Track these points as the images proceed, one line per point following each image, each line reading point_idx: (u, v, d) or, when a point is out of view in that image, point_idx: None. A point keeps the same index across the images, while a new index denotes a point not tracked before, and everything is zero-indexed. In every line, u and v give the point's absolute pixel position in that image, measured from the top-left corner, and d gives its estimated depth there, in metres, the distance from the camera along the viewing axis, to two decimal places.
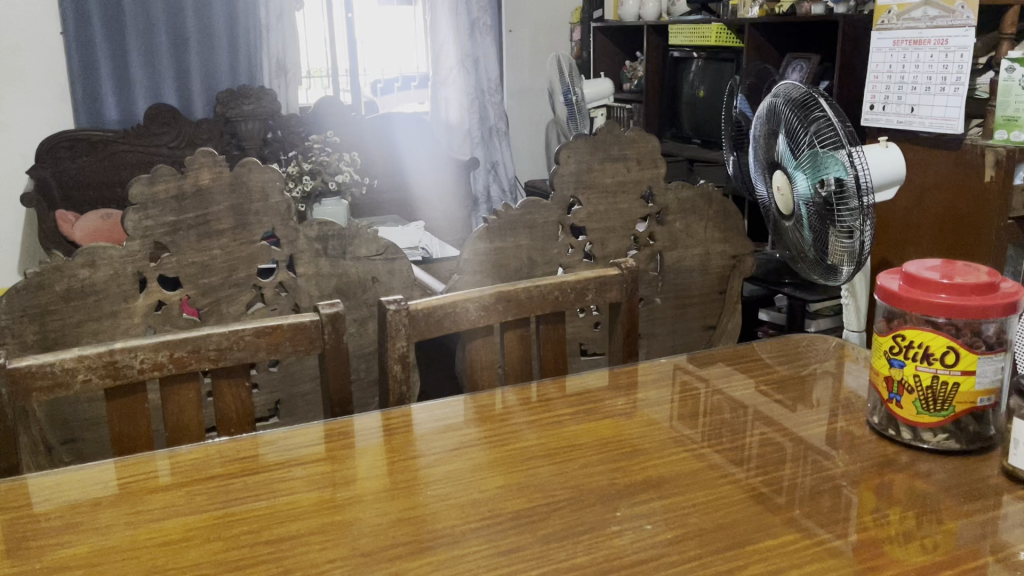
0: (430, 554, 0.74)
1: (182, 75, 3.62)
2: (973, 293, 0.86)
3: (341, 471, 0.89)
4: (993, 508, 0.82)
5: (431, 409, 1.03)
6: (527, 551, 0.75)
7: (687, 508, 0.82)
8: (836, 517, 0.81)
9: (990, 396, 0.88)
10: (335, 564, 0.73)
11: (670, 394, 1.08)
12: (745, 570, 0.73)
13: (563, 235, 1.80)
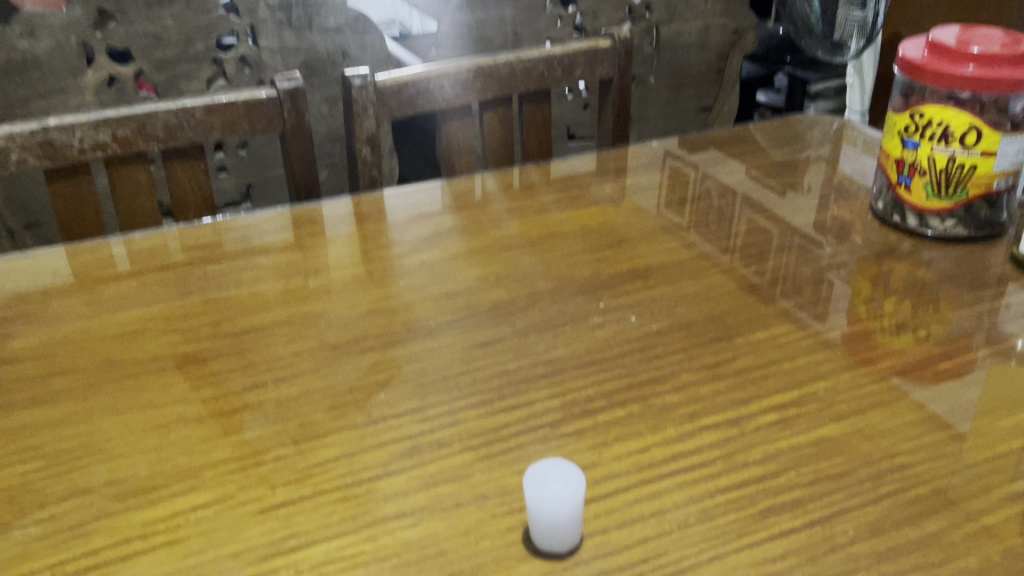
0: (402, 348, 0.70)
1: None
2: (1006, 65, 0.77)
3: (309, 261, 0.83)
4: (993, 298, 0.78)
5: (405, 195, 0.96)
6: (505, 344, 0.71)
7: (674, 299, 0.78)
8: (829, 308, 0.77)
9: (1007, 180, 0.81)
10: (300, 358, 0.69)
11: (662, 178, 1.01)
12: (733, 363, 0.69)
13: (551, 5, 1.65)
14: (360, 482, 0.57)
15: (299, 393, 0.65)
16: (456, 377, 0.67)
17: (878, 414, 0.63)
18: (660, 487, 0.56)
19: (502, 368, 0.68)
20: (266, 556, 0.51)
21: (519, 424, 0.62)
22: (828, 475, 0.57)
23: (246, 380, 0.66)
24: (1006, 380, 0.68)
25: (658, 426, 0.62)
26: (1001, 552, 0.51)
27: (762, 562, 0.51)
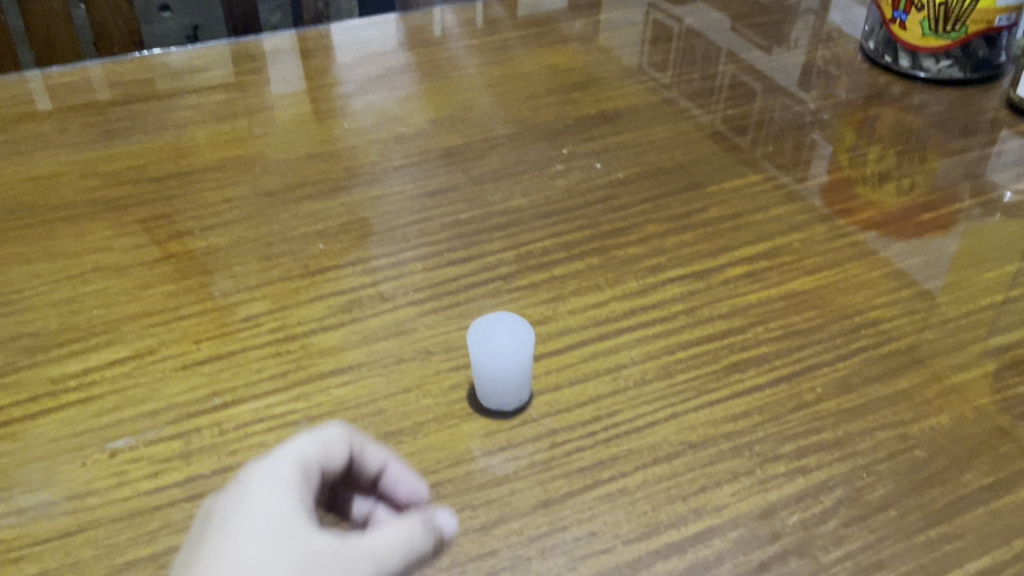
0: (345, 195, 0.64)
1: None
2: None
3: (247, 101, 0.76)
4: (984, 146, 0.73)
5: (355, 31, 0.87)
6: (458, 192, 0.65)
7: (644, 145, 0.72)
8: (808, 156, 0.71)
9: (1010, 16, 0.75)
10: (233, 206, 0.63)
11: (638, 17, 0.93)
12: (703, 214, 0.64)
13: None
14: (293, 337, 0.52)
15: (231, 243, 0.60)
16: (404, 227, 0.62)
17: (854, 267, 0.59)
18: (617, 344, 0.52)
19: (454, 218, 0.63)
20: (188, 415, 0.47)
21: (469, 277, 0.57)
22: (797, 330, 0.53)
23: (171, 229, 0.61)
24: (991, 232, 0.63)
25: (620, 280, 0.57)
26: (974, 410, 0.48)
27: (721, 420, 0.47)
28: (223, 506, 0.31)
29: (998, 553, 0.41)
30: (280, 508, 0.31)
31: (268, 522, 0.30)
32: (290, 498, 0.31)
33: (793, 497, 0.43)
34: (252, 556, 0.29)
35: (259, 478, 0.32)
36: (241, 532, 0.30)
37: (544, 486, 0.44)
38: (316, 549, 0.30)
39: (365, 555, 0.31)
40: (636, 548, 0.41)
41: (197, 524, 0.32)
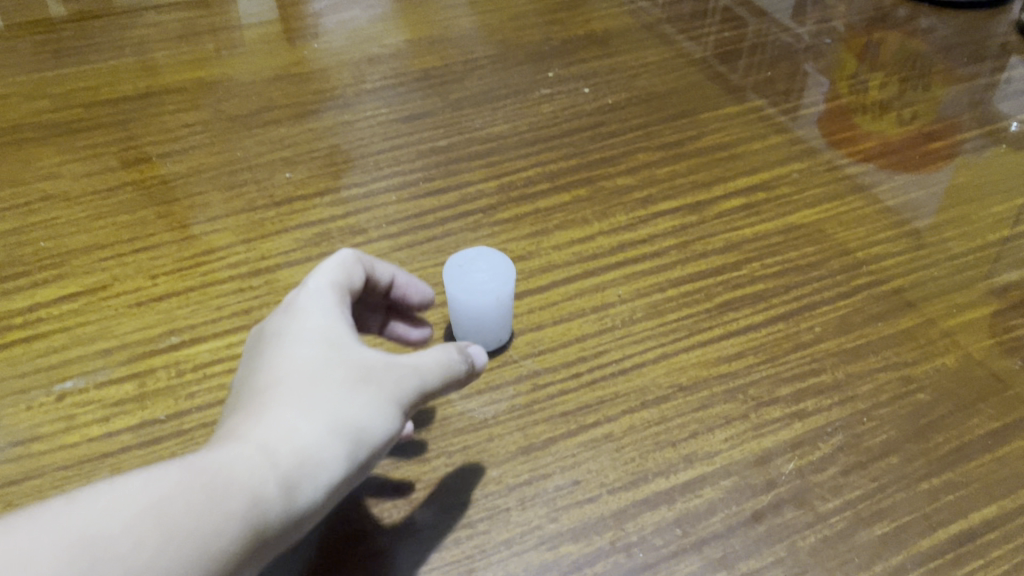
0: (315, 120, 0.60)
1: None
2: None
3: (210, 19, 0.71)
4: (991, 73, 0.69)
5: None
6: (436, 118, 0.61)
7: (634, 69, 0.68)
8: (806, 83, 0.67)
9: None
10: (194, 131, 0.59)
11: None
12: (696, 142, 0.60)
13: None
14: (257, 272, 0.49)
15: (191, 170, 0.56)
16: (377, 155, 0.58)
17: (856, 199, 0.56)
18: (604, 280, 0.49)
19: (431, 145, 0.59)
20: (143, 355, 0.44)
21: (447, 209, 0.54)
22: (795, 266, 0.50)
23: (127, 155, 0.57)
24: (998, 164, 0.60)
25: (608, 212, 0.54)
26: (981, 351, 0.45)
27: (713, 361, 0.44)
28: (272, 326, 0.32)
29: (1004, 503, 0.39)
30: (331, 326, 0.32)
31: (321, 335, 0.31)
32: (338, 317, 0.32)
33: (789, 444, 0.41)
34: (314, 363, 0.30)
35: (304, 298, 0.33)
36: (298, 343, 0.31)
37: (525, 432, 0.41)
38: (373, 360, 0.31)
39: (416, 368, 0.32)
40: (622, 497, 0.39)
41: (245, 351, 0.33)
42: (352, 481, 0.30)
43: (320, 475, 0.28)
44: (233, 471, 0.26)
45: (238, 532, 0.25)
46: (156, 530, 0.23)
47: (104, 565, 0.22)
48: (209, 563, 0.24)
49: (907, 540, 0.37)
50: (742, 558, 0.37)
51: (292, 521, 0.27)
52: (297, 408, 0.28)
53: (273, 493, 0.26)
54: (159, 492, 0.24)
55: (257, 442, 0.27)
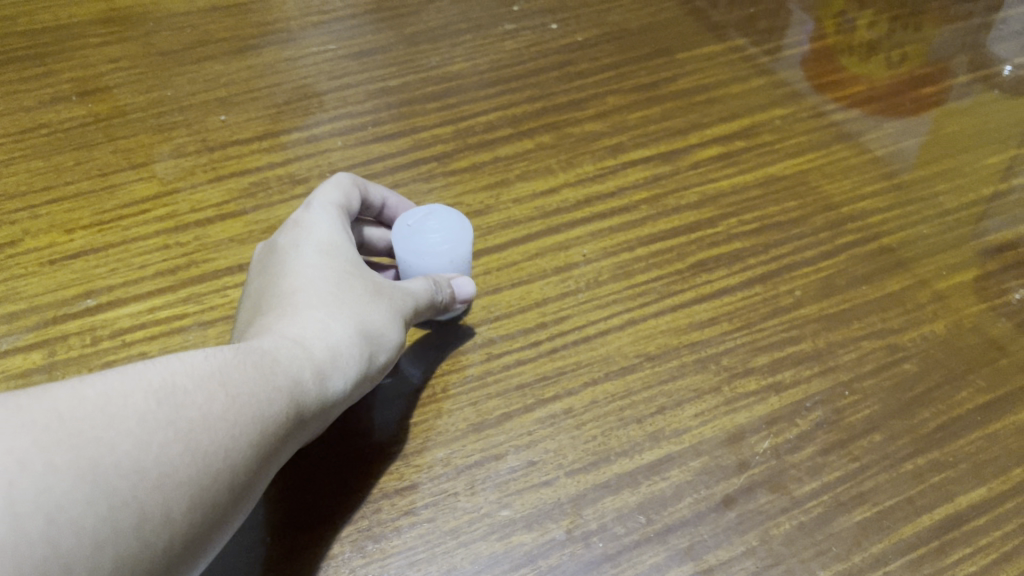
0: (257, 56, 0.55)
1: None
2: None
3: None
4: (987, 13, 0.64)
5: None
6: (388, 55, 0.56)
7: (606, 4, 0.62)
8: (790, 20, 0.63)
9: None
10: (118, 67, 0.53)
11: None
12: (672, 84, 0.56)
13: None
14: (186, 226, 0.44)
15: (115, 111, 0.50)
16: (323, 96, 0.53)
17: (842, 148, 0.52)
18: (568, 237, 0.45)
19: (383, 85, 0.54)
20: (54, 319, 0.40)
21: (398, 157, 0.49)
22: (775, 223, 0.46)
23: (43, 94, 0.51)
24: (992, 111, 0.56)
25: (575, 162, 0.50)
26: (972, 317, 0.42)
27: (684, 329, 0.41)
28: (286, 242, 0.36)
29: (994, 484, 0.36)
30: (341, 245, 0.36)
31: (334, 250, 0.35)
32: (346, 240, 0.36)
33: (765, 419, 0.37)
34: (332, 272, 0.34)
35: (313, 217, 0.37)
36: (311, 253, 0.35)
37: (476, 407, 0.38)
38: (379, 279, 0.35)
39: (415, 288, 0.36)
40: (582, 481, 0.35)
41: (255, 268, 0.36)
42: (364, 382, 0.33)
43: (344, 367, 0.31)
44: (278, 354, 0.29)
45: (284, 406, 0.28)
46: (221, 391, 0.26)
47: (181, 410, 0.25)
48: (264, 425, 0.27)
49: (890, 527, 0.34)
50: (711, 548, 0.33)
51: (321, 407, 0.30)
52: (323, 307, 0.32)
53: (312, 378, 0.30)
54: (220, 361, 0.27)
55: (291, 333, 0.31)
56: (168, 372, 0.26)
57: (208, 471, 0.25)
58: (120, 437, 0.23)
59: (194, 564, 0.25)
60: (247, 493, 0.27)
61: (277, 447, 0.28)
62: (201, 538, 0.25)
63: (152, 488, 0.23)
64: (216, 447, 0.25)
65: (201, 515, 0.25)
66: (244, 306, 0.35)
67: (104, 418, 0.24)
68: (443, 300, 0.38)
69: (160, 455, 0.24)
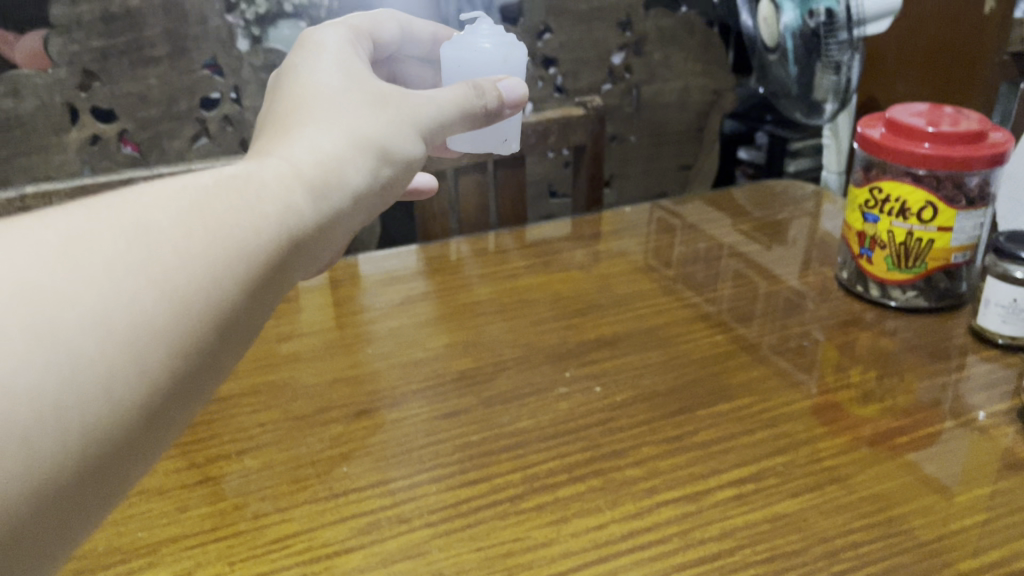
0: (371, 418, 0.71)
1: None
2: (959, 142, 0.79)
3: (280, 327, 0.85)
4: (955, 369, 0.79)
5: (377, 260, 0.99)
6: (470, 414, 0.72)
7: (639, 369, 0.79)
8: (791, 379, 0.78)
9: (965, 253, 0.83)
10: (265, 429, 0.70)
11: (636, 245, 1.04)
12: (696, 435, 0.70)
13: (534, 67, 1.66)
14: (318, 557, 0.57)
15: (262, 465, 0.66)
16: (420, 449, 0.68)
17: (836, 489, 0.64)
18: (616, 566, 0.57)
19: (466, 440, 0.69)
20: None
21: (481, 498, 0.63)
22: (783, 553, 0.58)
23: (209, 452, 0.67)
24: (965, 454, 0.68)
25: (619, 499, 0.63)
26: None
27: None
28: (304, 72, 0.53)
29: None
30: (349, 74, 0.53)
31: (341, 84, 0.52)
32: (348, 75, 0.53)
33: None
34: (334, 106, 0.50)
35: (327, 67, 0.53)
36: (323, 90, 0.51)
37: None
38: (394, 93, 0.54)
39: (428, 105, 0.55)
40: None
41: (277, 96, 0.52)
42: (371, 189, 0.50)
43: (341, 178, 0.47)
44: (264, 191, 0.43)
45: (272, 226, 0.42)
46: (192, 232, 0.38)
47: (153, 253, 0.36)
48: (237, 253, 0.39)
49: None
50: None
51: (319, 216, 0.45)
52: (332, 120, 0.49)
53: (304, 197, 0.44)
54: (189, 212, 0.39)
55: (290, 165, 0.45)
56: (140, 220, 0.37)
57: (178, 306, 0.36)
58: (90, 289, 0.34)
59: (202, 352, 0.38)
60: (235, 310, 0.39)
61: (261, 272, 0.41)
62: (196, 338, 0.37)
63: (116, 331, 0.34)
64: (187, 281, 0.37)
65: (179, 334, 0.36)
66: (262, 121, 0.52)
67: (75, 266, 0.34)
68: (479, 102, 0.58)
69: (134, 296, 0.35)
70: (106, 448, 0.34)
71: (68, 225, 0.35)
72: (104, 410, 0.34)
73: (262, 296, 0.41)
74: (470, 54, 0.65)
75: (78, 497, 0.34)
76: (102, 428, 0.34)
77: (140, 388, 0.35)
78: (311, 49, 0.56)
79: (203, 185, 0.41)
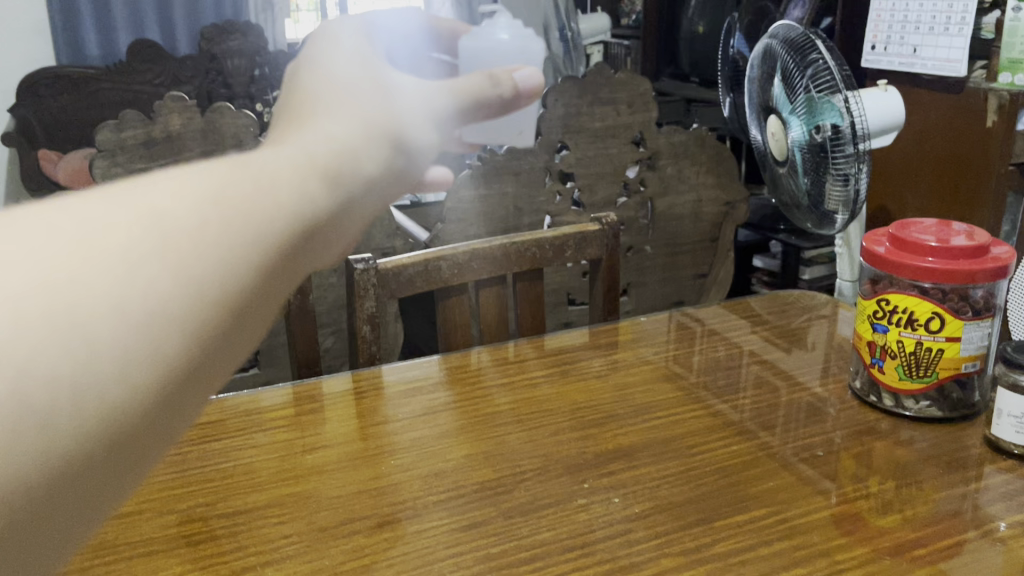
0: (392, 529, 0.72)
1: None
2: (961, 256, 0.83)
3: (305, 438, 0.87)
4: (974, 480, 0.79)
5: (399, 371, 1.02)
6: (490, 525, 0.73)
7: (657, 479, 0.80)
8: (809, 489, 0.78)
9: (975, 362, 0.85)
10: (290, 540, 0.71)
11: (654, 354, 1.06)
12: (714, 546, 0.70)
13: (550, 181, 1.73)
14: None
15: None
16: (440, 562, 0.69)
17: None
18: None
19: (486, 552, 0.70)
20: None
21: None
22: None
23: (230, 566, 0.68)
24: (986, 567, 0.68)
25: None
26: None
27: None
28: (320, 66, 0.52)
29: None
30: (366, 65, 0.52)
31: (355, 74, 0.51)
32: (366, 68, 0.51)
33: None
34: (347, 99, 0.48)
35: (341, 58, 0.53)
36: (336, 82, 0.50)
37: None
38: (406, 87, 0.51)
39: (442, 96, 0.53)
40: None
41: (292, 90, 0.51)
42: (388, 179, 0.48)
43: (356, 163, 0.45)
44: (282, 178, 0.40)
45: (290, 214, 0.39)
46: (211, 215, 0.36)
47: (170, 234, 0.34)
48: (256, 239, 0.37)
49: None
50: None
51: (339, 205, 0.43)
52: (345, 114, 0.47)
53: (322, 186, 0.42)
54: (205, 197, 0.36)
55: (305, 152, 0.42)
56: (156, 204, 0.34)
57: (196, 290, 0.34)
58: (106, 270, 0.31)
59: (224, 335, 0.35)
60: (252, 297, 0.37)
61: (279, 260, 0.38)
62: (217, 323, 0.35)
63: (132, 317, 0.31)
64: (206, 268, 0.34)
65: (200, 315, 0.34)
66: (278, 113, 0.50)
67: (93, 248, 0.32)
68: (493, 91, 0.55)
69: (152, 280, 0.32)
70: (122, 437, 0.32)
71: (83, 210, 0.33)
72: (120, 397, 0.31)
73: (281, 282, 0.39)
74: (487, 44, 0.62)
75: (94, 482, 0.32)
76: (112, 423, 0.31)
77: (159, 371, 0.32)
78: (328, 43, 0.54)
79: (221, 170, 0.38)
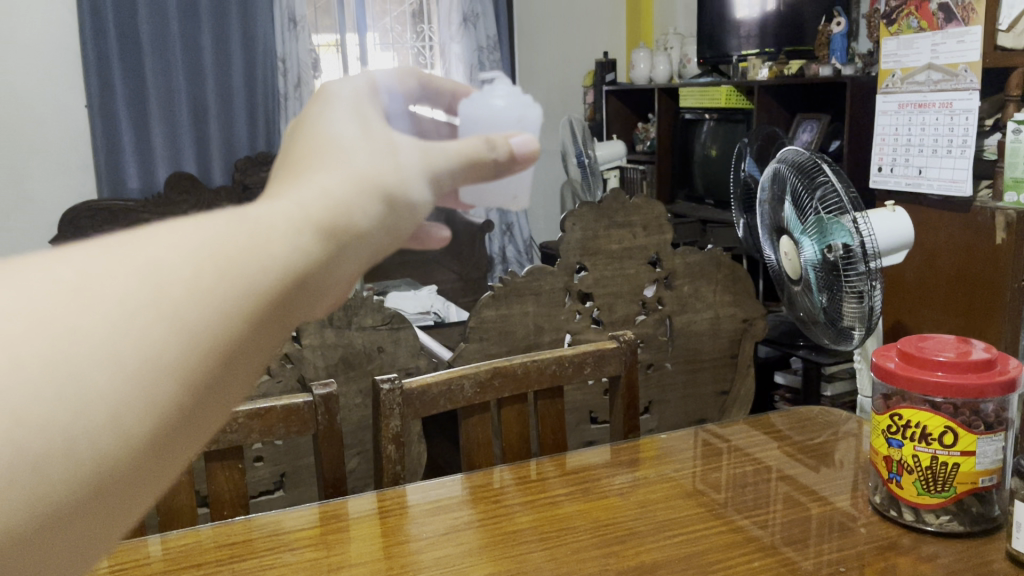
0: None
1: (199, 117, 3.29)
2: (970, 371, 0.85)
3: (332, 557, 0.89)
4: None
5: (424, 490, 1.03)
6: None
7: None
8: None
9: (991, 476, 0.86)
10: None
11: (673, 470, 1.08)
12: None
13: (570, 301, 1.78)
14: None
15: None
16: None
17: None
18: None
19: None
20: None
21: None
22: None
23: None
24: None
25: None
26: None
27: None
28: (320, 104, 0.45)
29: None
30: (364, 105, 0.45)
31: (346, 117, 0.43)
32: (364, 111, 0.44)
33: None
34: (343, 142, 0.41)
35: (338, 96, 0.45)
36: (331, 123, 0.43)
37: None
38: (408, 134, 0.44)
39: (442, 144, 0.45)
40: None
41: (290, 129, 0.45)
42: (390, 233, 0.41)
43: (349, 217, 0.39)
44: (272, 233, 0.36)
45: (279, 272, 0.35)
46: (201, 268, 0.32)
47: (163, 287, 0.31)
48: (248, 292, 0.34)
49: None
50: None
51: (334, 263, 0.38)
52: (337, 161, 0.40)
53: (313, 242, 0.37)
54: (200, 247, 0.33)
55: (295, 203, 0.37)
56: (149, 252, 0.32)
57: (188, 338, 0.31)
58: (99, 316, 0.30)
59: (219, 384, 0.33)
60: (244, 347, 0.34)
61: (275, 311, 0.35)
62: (212, 373, 0.32)
63: (125, 366, 0.30)
64: (200, 320, 0.32)
65: (192, 365, 0.32)
66: (274, 166, 0.43)
67: (85, 292, 0.30)
68: (490, 156, 0.44)
69: (142, 329, 0.30)
70: (114, 484, 0.30)
71: (84, 251, 0.31)
72: (104, 447, 0.29)
73: (275, 332, 0.36)
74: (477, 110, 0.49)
75: (85, 528, 0.30)
76: (98, 475, 0.30)
77: (151, 417, 0.30)
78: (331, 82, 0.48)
79: (215, 219, 0.35)
